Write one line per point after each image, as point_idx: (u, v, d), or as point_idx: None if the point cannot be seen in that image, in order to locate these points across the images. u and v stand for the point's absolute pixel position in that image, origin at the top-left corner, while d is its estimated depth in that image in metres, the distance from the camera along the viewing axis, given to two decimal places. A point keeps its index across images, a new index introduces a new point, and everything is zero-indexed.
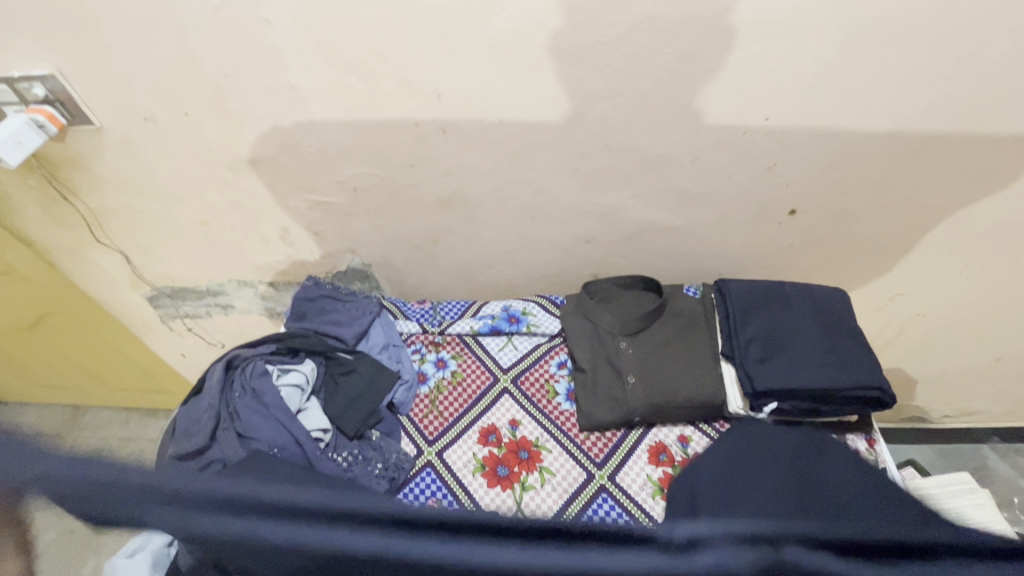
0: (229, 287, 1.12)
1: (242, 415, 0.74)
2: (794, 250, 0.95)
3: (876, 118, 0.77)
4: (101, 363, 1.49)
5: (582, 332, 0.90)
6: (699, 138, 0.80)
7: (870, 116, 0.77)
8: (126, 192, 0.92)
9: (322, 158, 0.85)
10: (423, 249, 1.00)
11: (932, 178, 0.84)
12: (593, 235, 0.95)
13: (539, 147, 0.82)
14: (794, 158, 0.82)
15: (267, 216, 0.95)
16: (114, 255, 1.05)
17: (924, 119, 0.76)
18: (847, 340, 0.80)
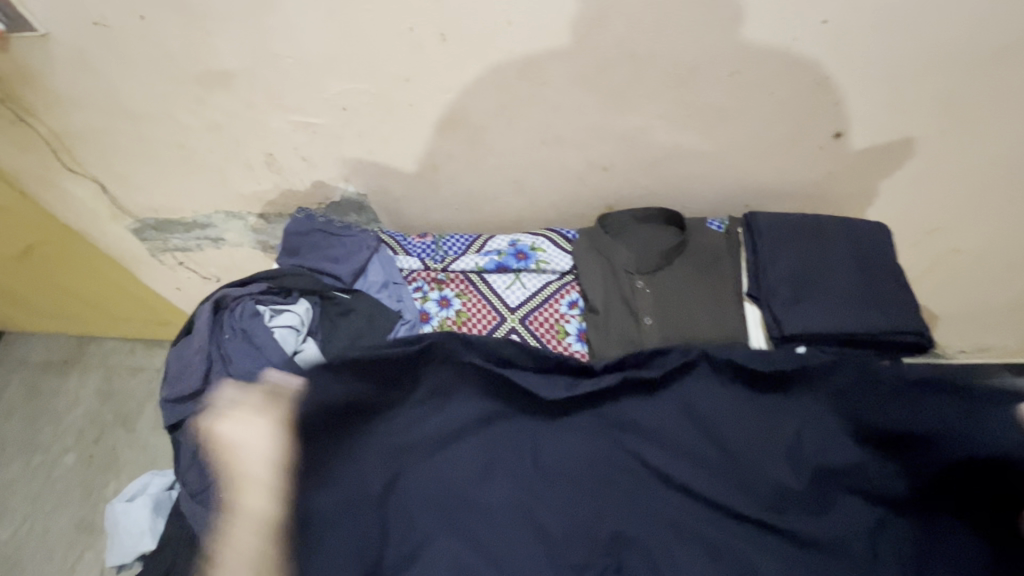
0: (217, 218, 1.05)
1: (234, 358, 0.70)
2: (833, 179, 0.86)
3: (949, 15, 0.65)
4: (97, 296, 1.46)
5: (597, 269, 0.83)
6: (740, 44, 0.69)
7: (943, 12, 0.65)
8: (90, 111, 0.82)
9: (303, 70, 0.74)
10: (422, 178, 0.91)
11: (1003, 91, 0.73)
12: (610, 161, 0.85)
13: (552, 56, 0.71)
14: (848, 70, 0.71)
15: (249, 140, 0.85)
16: (89, 183, 0.97)
17: (1005, 15, 0.65)
18: (887, 279, 0.74)
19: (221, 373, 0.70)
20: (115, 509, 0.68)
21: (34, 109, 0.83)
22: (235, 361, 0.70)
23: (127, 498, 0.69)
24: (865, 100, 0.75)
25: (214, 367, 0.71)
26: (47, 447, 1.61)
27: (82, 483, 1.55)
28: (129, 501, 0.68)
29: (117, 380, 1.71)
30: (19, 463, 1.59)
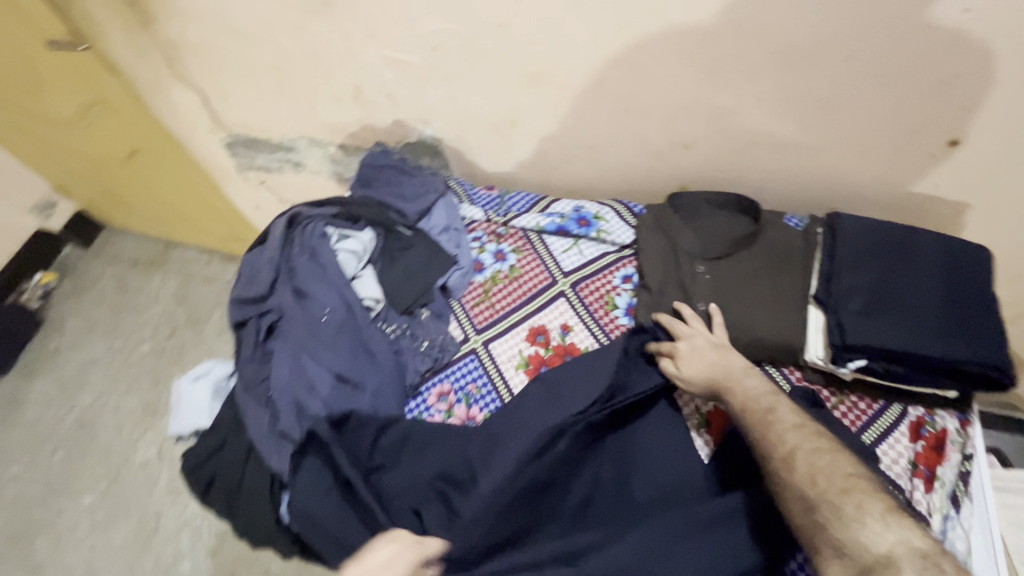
0: (301, 144, 1.10)
1: (300, 273, 0.74)
2: (938, 193, 0.79)
3: None
4: (185, 205, 1.58)
5: (657, 247, 0.81)
6: (862, 30, 0.63)
7: None
8: (203, 24, 0.87)
9: (402, 6, 0.75)
10: (499, 131, 0.91)
11: None
12: (692, 140, 0.82)
13: (654, 20, 0.68)
14: (985, 73, 0.64)
15: (342, 71, 0.88)
16: (193, 95, 1.04)
17: None
18: (977, 308, 0.68)
19: (286, 284, 0.75)
20: (183, 385, 0.75)
21: (156, 18, 0.89)
22: (300, 275, 0.74)
23: (194, 376, 0.76)
24: (998, 110, 0.67)
25: (280, 277, 0.76)
26: (128, 334, 1.80)
27: (153, 371, 1.72)
28: (196, 378, 0.76)
29: (193, 285, 1.87)
30: (103, 343, 1.79)
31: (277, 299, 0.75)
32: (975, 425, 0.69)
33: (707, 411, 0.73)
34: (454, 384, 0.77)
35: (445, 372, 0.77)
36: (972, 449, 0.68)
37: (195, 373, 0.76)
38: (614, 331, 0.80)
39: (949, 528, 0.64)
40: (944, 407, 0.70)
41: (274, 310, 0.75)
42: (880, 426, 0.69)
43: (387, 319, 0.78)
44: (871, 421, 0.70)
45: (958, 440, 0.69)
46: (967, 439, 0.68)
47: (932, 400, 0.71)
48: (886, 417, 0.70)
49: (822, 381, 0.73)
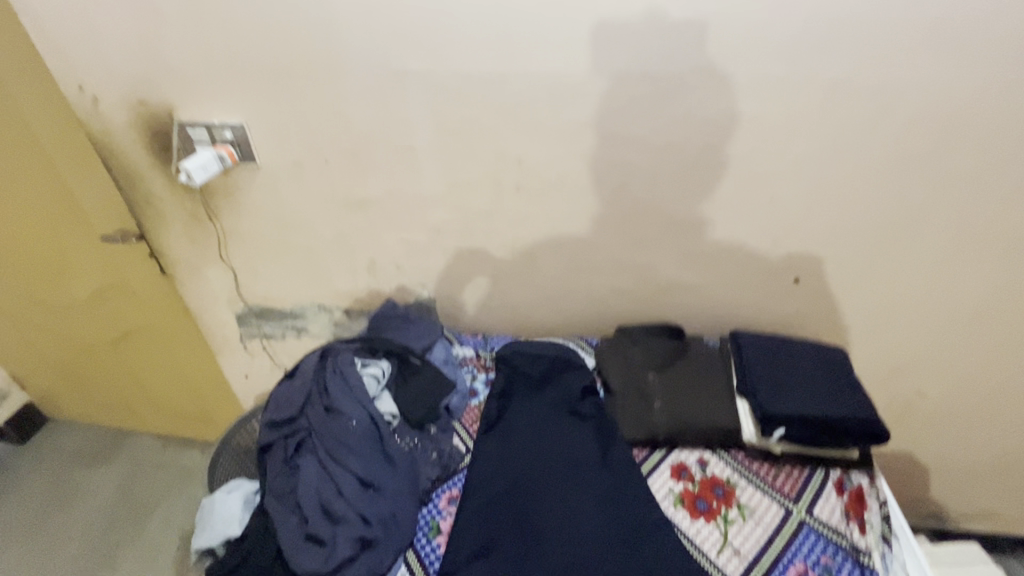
0: (310, 311, 1.31)
1: (331, 392, 0.88)
2: (801, 316, 1.11)
3: (862, 204, 0.96)
4: (165, 381, 1.66)
5: (618, 364, 1.03)
6: (716, 213, 1.00)
7: (858, 201, 0.96)
8: (255, 219, 1.15)
9: (418, 202, 1.07)
10: (482, 289, 1.18)
11: (925, 258, 1.01)
12: (627, 288, 1.13)
13: (591, 208, 1.03)
14: (798, 233, 1.01)
15: (362, 248, 1.16)
16: (225, 273, 1.27)
17: (908, 212, 0.96)
18: (848, 383, 0.93)
19: (316, 404, 0.88)
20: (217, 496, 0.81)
21: (218, 215, 1.15)
22: (330, 393, 0.88)
23: (225, 490, 0.82)
24: (822, 262, 1.04)
25: (311, 397, 0.89)
26: (59, 534, 1.69)
27: None
28: (228, 492, 0.82)
29: (141, 475, 1.85)
30: (17, 552, 1.65)
31: (307, 419, 0.87)
32: (880, 479, 0.87)
33: (678, 490, 0.87)
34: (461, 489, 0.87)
35: (454, 478, 0.88)
36: (885, 500, 0.85)
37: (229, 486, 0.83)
38: None
39: (888, 563, 0.77)
40: (855, 467, 0.89)
41: (303, 427, 0.86)
42: (813, 489, 0.86)
43: (402, 432, 0.91)
44: (804, 486, 0.87)
45: (873, 495, 0.86)
46: (879, 491, 0.85)
47: (844, 464, 0.89)
48: (813, 485, 0.87)
49: (762, 457, 0.91)
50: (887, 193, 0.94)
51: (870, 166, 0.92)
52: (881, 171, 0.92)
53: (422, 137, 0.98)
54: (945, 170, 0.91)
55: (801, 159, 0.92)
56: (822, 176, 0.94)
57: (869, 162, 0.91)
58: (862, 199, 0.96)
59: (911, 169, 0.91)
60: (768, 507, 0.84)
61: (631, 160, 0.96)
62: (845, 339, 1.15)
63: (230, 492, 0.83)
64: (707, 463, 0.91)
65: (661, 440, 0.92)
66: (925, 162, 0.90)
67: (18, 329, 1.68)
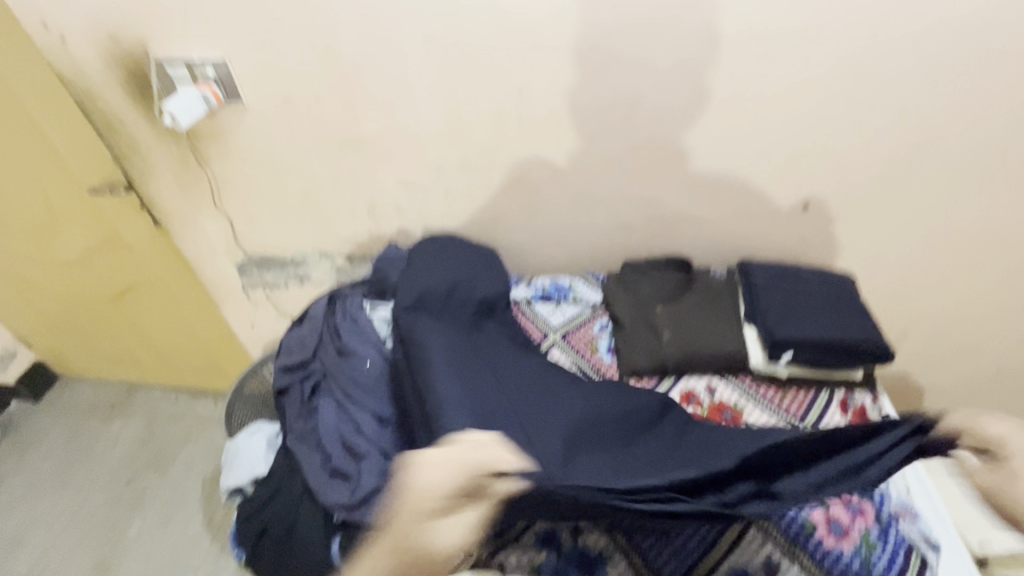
0: (311, 259, 1.30)
1: (343, 335, 0.88)
2: (807, 244, 1.11)
3: (875, 124, 0.93)
4: (173, 331, 1.69)
5: (625, 299, 1.03)
6: (724, 139, 0.97)
7: (871, 121, 0.92)
8: (246, 163, 1.10)
9: (416, 139, 1.02)
10: (485, 229, 1.16)
11: (935, 178, 0.99)
12: (633, 221, 1.11)
13: (596, 138, 0.99)
14: (808, 158, 0.98)
15: (360, 190, 1.12)
16: (221, 223, 1.23)
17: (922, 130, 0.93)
18: (854, 307, 0.94)
19: (329, 347, 0.88)
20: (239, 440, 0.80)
21: (208, 161, 1.11)
22: (342, 337, 0.88)
23: (249, 432, 0.81)
24: (833, 186, 1.02)
25: (323, 341, 0.89)
26: (84, 485, 1.77)
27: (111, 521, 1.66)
28: (251, 434, 0.80)
29: (159, 425, 1.91)
30: (47, 501, 1.74)
31: (321, 361, 0.88)
32: (882, 397, 0.90)
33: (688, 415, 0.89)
34: None
35: None
36: (886, 416, 0.89)
37: (251, 428, 0.81)
38: (601, 366, 0.98)
39: (888, 473, 0.81)
40: (857, 387, 0.91)
41: (318, 369, 0.87)
42: (817, 409, 0.89)
43: None
44: (810, 405, 0.90)
45: (874, 411, 0.89)
46: (880, 408, 0.88)
47: (848, 384, 0.92)
48: (818, 404, 0.90)
49: (768, 382, 0.93)
50: (904, 110, 0.90)
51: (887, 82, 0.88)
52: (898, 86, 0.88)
53: (417, 67, 0.92)
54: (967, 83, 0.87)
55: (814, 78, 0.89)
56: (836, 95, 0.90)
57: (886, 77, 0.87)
58: (880, 117, 0.92)
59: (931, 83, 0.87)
60: (775, 427, 0.87)
61: (639, 83, 0.92)
62: (850, 265, 1.15)
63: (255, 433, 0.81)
64: (716, 388, 0.93)
65: (670, 368, 0.94)
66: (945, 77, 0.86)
67: (16, 288, 1.67)
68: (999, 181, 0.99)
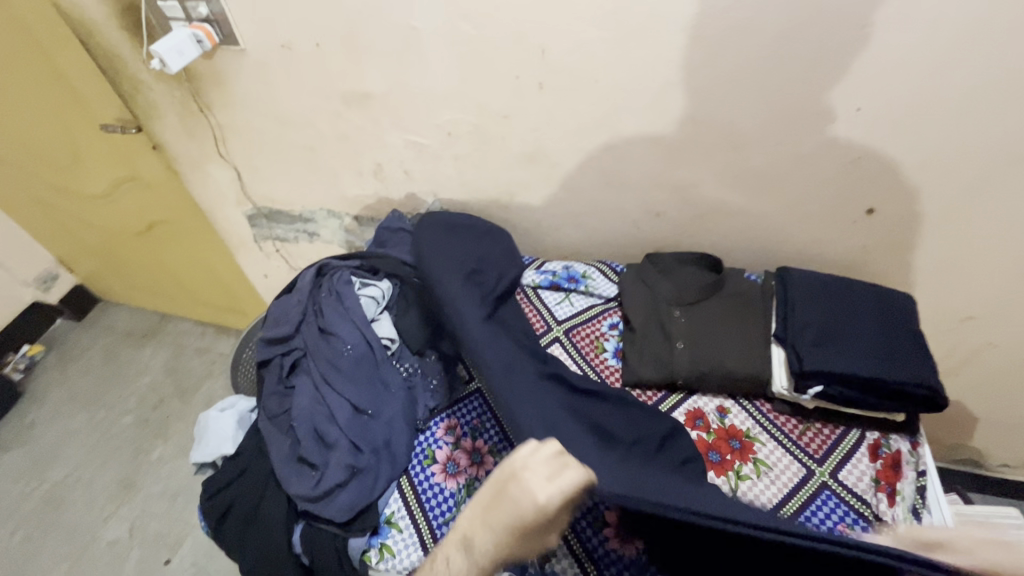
0: (319, 216, 1.24)
1: (326, 313, 0.83)
2: (864, 254, 0.95)
3: (977, 123, 0.75)
4: (196, 270, 1.71)
5: (640, 297, 0.93)
6: (779, 125, 0.82)
7: (972, 119, 0.75)
8: (250, 111, 1.04)
9: (425, 99, 0.92)
10: (499, 202, 1.06)
11: None
12: (663, 210, 0.98)
13: (627, 113, 0.86)
14: (883, 155, 0.82)
15: (366, 150, 1.04)
16: (228, 170, 1.19)
17: None
18: (908, 337, 0.80)
19: (312, 324, 0.84)
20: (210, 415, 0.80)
21: (210, 106, 1.05)
22: (324, 316, 0.83)
23: (220, 408, 0.80)
24: (909, 190, 0.85)
25: (306, 317, 0.85)
26: (116, 404, 1.86)
27: (136, 443, 1.76)
28: (221, 411, 0.80)
29: (186, 357, 1.98)
30: (83, 415, 1.84)
31: (302, 338, 0.83)
32: (924, 446, 0.78)
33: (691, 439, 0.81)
34: (460, 419, 0.82)
35: (454, 407, 0.84)
36: (925, 468, 0.77)
37: (222, 405, 0.80)
38: (604, 371, 0.90)
39: None
40: (895, 430, 0.79)
41: (298, 347, 0.82)
42: (840, 452, 0.78)
43: (401, 358, 0.86)
44: (835, 444, 0.79)
45: (911, 460, 0.77)
46: (919, 458, 0.76)
47: (885, 425, 0.80)
48: (845, 445, 0.79)
49: (789, 411, 0.82)
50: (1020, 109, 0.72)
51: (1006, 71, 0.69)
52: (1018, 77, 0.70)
53: (426, 17, 0.80)
54: None
55: (906, 59, 0.71)
56: (933, 82, 0.72)
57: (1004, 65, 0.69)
58: (981, 113, 0.74)
59: None
60: (789, 465, 0.77)
61: (684, 51, 0.77)
62: (915, 282, 0.98)
63: (225, 409, 0.81)
64: (727, 412, 0.83)
65: (679, 383, 0.85)
66: None
67: (53, 215, 1.72)
68: None
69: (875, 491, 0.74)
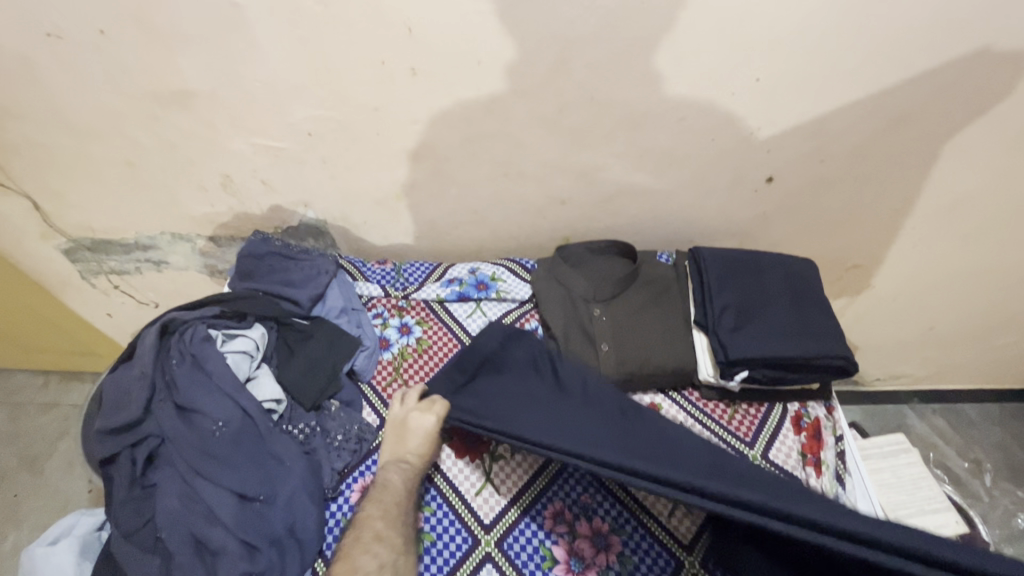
0: (162, 241, 1.00)
1: (182, 385, 0.67)
2: (766, 221, 0.95)
3: (853, 84, 0.76)
4: (12, 316, 1.36)
5: (556, 298, 0.86)
6: (677, 99, 0.76)
7: (849, 79, 0.75)
8: (28, 122, 0.79)
9: (271, 93, 0.74)
10: (385, 206, 0.91)
11: (913, 147, 0.85)
12: (568, 196, 0.90)
13: (517, 95, 0.75)
14: (777, 123, 0.80)
15: (205, 160, 0.83)
16: (18, 199, 0.91)
17: (902, 89, 0.77)
18: (815, 306, 0.81)
19: (165, 402, 0.67)
20: (34, 552, 0.61)
21: None
22: (181, 390, 0.66)
23: (48, 542, 0.63)
24: (801, 155, 0.85)
25: (157, 394, 0.67)
26: None
27: None
28: (51, 545, 0.62)
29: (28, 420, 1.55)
30: None
31: (156, 422, 0.66)
32: (837, 409, 0.81)
33: None
34: (377, 475, 0.71)
35: (366, 463, 0.72)
36: (840, 430, 0.80)
37: (52, 536, 0.63)
38: None
39: None
40: (812, 398, 0.82)
41: (153, 434, 0.65)
42: (771, 425, 0.79)
43: (293, 418, 0.73)
44: (762, 423, 0.79)
45: (829, 425, 0.80)
46: (835, 422, 0.79)
47: (803, 394, 0.82)
48: (771, 422, 0.79)
49: (717, 396, 0.81)
50: (888, 68, 0.74)
51: (874, 30, 0.70)
52: (888, 36, 0.71)
53: None
54: (966, 34, 0.71)
55: (790, 22, 0.69)
56: (814, 45, 0.71)
57: (873, 25, 0.69)
58: (851, 74, 0.75)
59: (923, 34, 0.71)
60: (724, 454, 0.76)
61: (570, 23, 0.68)
62: (814, 242, 1.00)
63: (57, 540, 0.63)
64: (660, 407, 0.80)
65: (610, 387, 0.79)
66: (942, 27, 0.70)
67: None
68: (982, 153, 0.85)
69: (803, 465, 0.75)
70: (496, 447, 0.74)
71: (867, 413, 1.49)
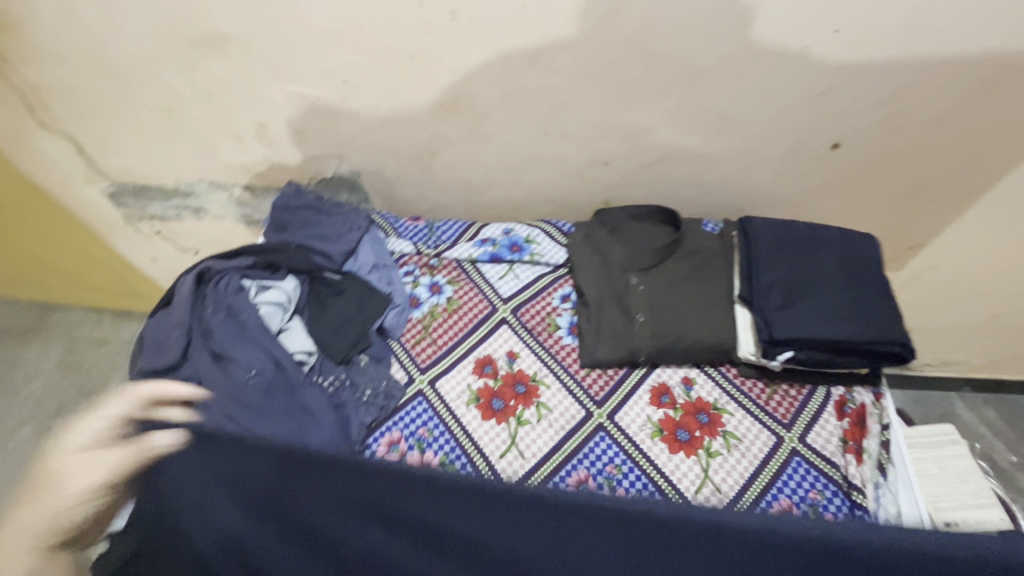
0: (200, 188, 1.00)
1: (217, 333, 0.68)
2: (826, 192, 0.88)
3: (947, 40, 0.67)
4: (66, 255, 1.42)
5: (592, 264, 0.82)
6: (739, 54, 0.69)
7: (942, 34, 0.66)
8: (69, 65, 0.78)
9: (305, 38, 0.71)
10: (420, 161, 0.88)
11: (1008, 115, 0.75)
12: (612, 158, 0.84)
13: (563, 46, 0.70)
14: (851, 82, 0.72)
15: (240, 108, 0.82)
16: (64, 143, 0.93)
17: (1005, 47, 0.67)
18: (874, 287, 0.75)
19: (201, 348, 0.68)
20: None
21: (9, 60, 0.79)
22: (216, 338, 0.68)
23: None
24: (874, 120, 0.77)
25: (194, 340, 0.69)
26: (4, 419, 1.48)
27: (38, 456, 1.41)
28: None
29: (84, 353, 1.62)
30: None
31: (192, 367, 0.68)
32: (886, 396, 0.77)
33: (657, 418, 0.74)
34: (403, 430, 0.71)
35: (393, 419, 0.72)
36: (887, 418, 0.75)
37: None
38: (560, 352, 0.80)
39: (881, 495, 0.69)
40: (859, 383, 0.77)
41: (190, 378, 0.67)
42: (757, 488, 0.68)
43: (323, 371, 0.73)
44: (802, 405, 0.75)
45: (875, 412, 0.75)
46: (882, 410, 0.75)
47: (850, 378, 0.77)
48: (812, 405, 0.75)
49: (755, 374, 0.77)
50: (992, 22, 0.65)
51: None
52: None
53: None
54: None
55: None
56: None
57: None
58: (946, 27, 0.66)
59: None
60: (759, 434, 0.73)
61: None
62: (877, 217, 0.93)
63: None
64: (693, 383, 0.77)
65: (642, 359, 0.77)
66: None
67: None
68: None
69: (843, 452, 0.71)
70: (523, 411, 0.74)
71: (912, 400, 1.42)
